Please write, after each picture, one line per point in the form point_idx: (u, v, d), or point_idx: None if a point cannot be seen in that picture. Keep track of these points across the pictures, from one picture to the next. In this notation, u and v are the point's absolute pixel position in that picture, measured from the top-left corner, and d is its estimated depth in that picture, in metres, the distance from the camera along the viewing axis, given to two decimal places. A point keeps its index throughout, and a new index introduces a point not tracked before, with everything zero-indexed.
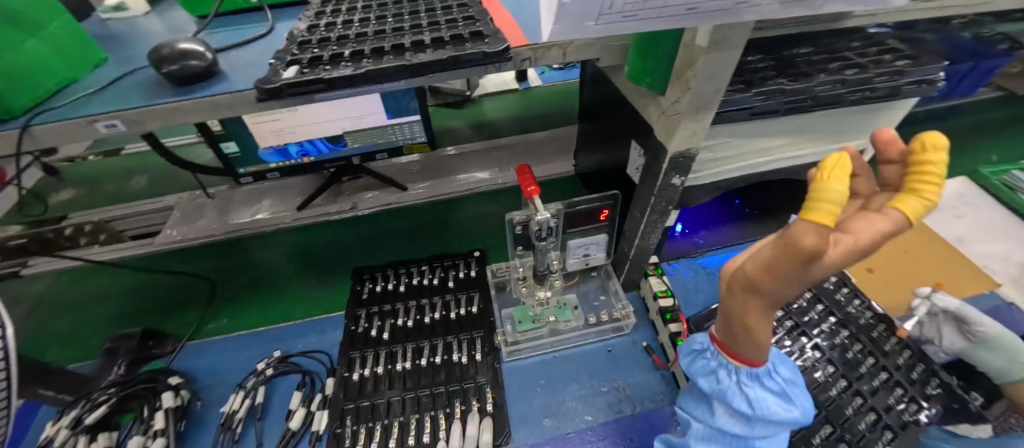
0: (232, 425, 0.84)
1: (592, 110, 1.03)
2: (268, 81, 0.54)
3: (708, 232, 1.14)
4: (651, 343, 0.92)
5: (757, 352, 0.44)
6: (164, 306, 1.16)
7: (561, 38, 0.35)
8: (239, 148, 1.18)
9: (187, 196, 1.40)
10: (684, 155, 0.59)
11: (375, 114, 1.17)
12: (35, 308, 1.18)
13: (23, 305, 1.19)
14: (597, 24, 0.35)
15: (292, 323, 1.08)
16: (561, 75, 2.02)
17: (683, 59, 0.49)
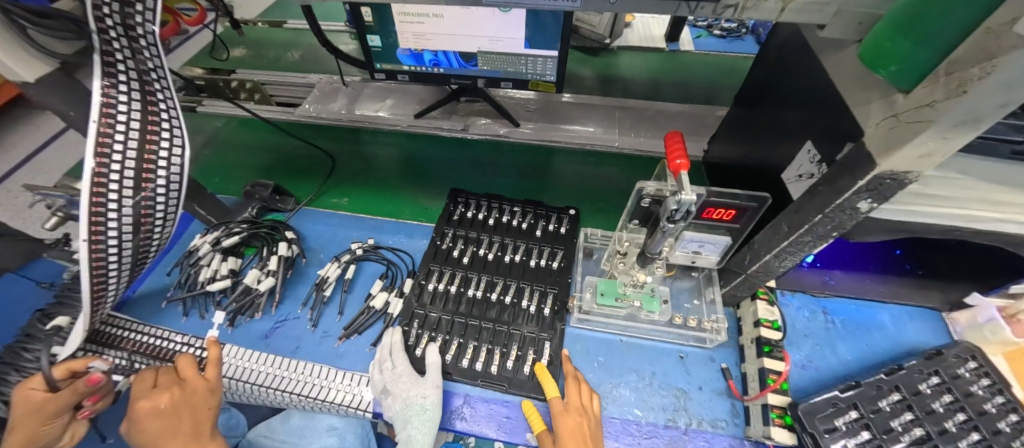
0: (324, 287, 0.96)
1: (759, 93, 0.86)
2: None
3: (845, 273, 0.95)
4: (730, 367, 0.83)
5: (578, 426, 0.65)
6: (293, 169, 1.32)
7: None
8: (380, 43, 1.20)
9: (327, 78, 1.51)
10: (894, 176, 0.46)
11: (514, 39, 1.11)
12: (210, 142, 1.42)
13: (200, 137, 1.44)
14: None
15: (388, 219, 1.16)
16: (719, 45, 1.75)
17: (975, 46, 0.35)
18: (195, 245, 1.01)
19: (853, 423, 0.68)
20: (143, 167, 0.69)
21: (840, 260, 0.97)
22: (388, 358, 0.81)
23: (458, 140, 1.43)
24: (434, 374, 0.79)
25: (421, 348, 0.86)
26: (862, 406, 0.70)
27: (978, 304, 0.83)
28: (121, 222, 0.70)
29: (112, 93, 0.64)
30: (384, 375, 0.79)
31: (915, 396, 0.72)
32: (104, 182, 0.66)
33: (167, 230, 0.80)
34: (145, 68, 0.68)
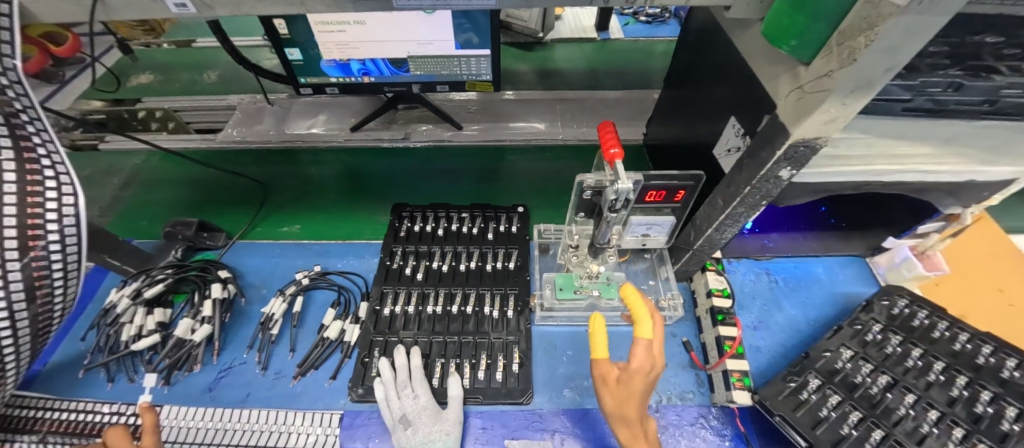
0: (270, 326, 0.88)
1: (685, 74, 0.90)
2: None
3: (781, 235, 1.02)
4: (690, 339, 0.86)
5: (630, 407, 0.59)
6: (221, 201, 1.22)
7: None
8: (302, 56, 1.13)
9: (249, 99, 1.40)
10: (807, 143, 0.49)
11: (443, 40, 1.08)
12: (131, 182, 1.27)
13: (114, 177, 1.28)
14: None
15: (334, 242, 1.10)
16: (646, 30, 1.82)
17: (856, 17, 0.37)
18: (113, 300, 0.90)
19: (818, 394, 0.72)
20: (28, 223, 0.60)
21: (775, 223, 1.04)
22: (406, 384, 0.78)
23: (401, 150, 1.38)
24: (456, 407, 0.75)
25: (438, 373, 0.81)
26: (823, 375, 0.74)
27: (894, 246, 0.92)
28: (9, 291, 0.60)
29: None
30: (403, 403, 0.76)
31: (863, 347, 0.78)
32: None
33: (71, 293, 0.70)
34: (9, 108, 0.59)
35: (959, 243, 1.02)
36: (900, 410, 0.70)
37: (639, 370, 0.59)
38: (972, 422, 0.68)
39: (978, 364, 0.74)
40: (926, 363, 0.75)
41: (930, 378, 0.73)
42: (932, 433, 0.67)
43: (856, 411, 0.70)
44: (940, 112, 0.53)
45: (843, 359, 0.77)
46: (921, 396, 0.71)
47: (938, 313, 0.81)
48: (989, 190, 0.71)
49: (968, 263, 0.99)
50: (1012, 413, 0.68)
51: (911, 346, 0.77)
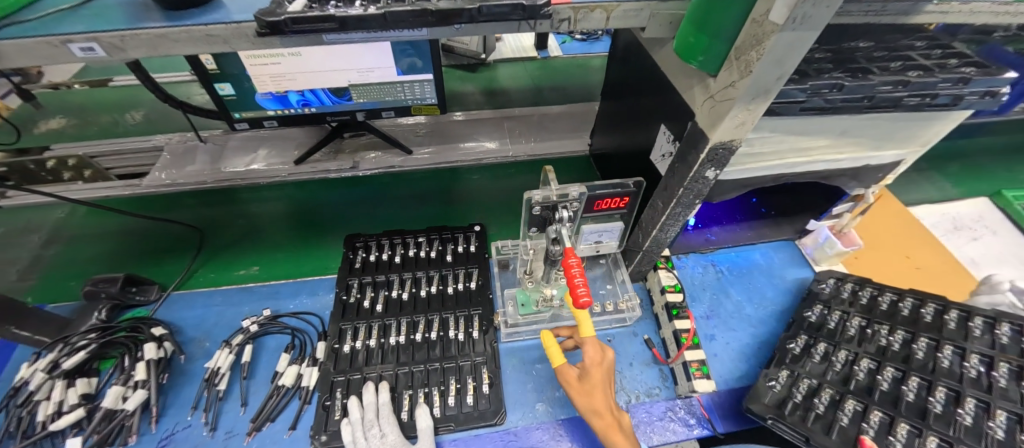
0: (216, 381, 0.82)
1: (619, 86, 0.96)
2: (272, 12, 0.47)
3: (721, 228, 1.10)
4: (651, 337, 0.90)
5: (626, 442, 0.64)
6: (151, 250, 1.12)
7: None
8: (234, 91, 1.08)
9: (178, 138, 1.31)
10: (724, 146, 0.55)
11: (383, 67, 1.07)
12: (53, 239, 1.14)
13: (35, 234, 1.15)
14: None
15: (284, 281, 1.04)
16: (582, 47, 1.91)
17: (748, 36, 0.43)
18: (25, 376, 0.79)
19: (791, 386, 0.76)
20: None
21: (715, 217, 1.11)
22: (375, 423, 0.74)
23: (350, 179, 1.35)
24: (428, 440, 0.73)
25: (406, 406, 0.79)
26: (791, 367, 0.79)
27: (816, 228, 1.02)
28: None
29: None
30: (372, 444, 0.71)
31: (814, 331, 0.85)
32: None
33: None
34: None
35: (871, 220, 1.15)
36: (866, 377, 0.75)
37: (592, 376, 0.67)
38: (925, 369, 0.74)
39: (909, 318, 0.83)
40: (870, 328, 0.82)
41: (882, 342, 0.80)
42: (902, 390, 0.72)
43: (831, 391, 0.74)
44: (832, 109, 0.60)
45: (801, 347, 0.82)
46: (878, 358, 0.77)
47: (859, 285, 0.91)
48: (884, 172, 0.82)
49: (880, 237, 1.11)
50: (950, 351, 0.75)
51: (852, 317, 0.85)
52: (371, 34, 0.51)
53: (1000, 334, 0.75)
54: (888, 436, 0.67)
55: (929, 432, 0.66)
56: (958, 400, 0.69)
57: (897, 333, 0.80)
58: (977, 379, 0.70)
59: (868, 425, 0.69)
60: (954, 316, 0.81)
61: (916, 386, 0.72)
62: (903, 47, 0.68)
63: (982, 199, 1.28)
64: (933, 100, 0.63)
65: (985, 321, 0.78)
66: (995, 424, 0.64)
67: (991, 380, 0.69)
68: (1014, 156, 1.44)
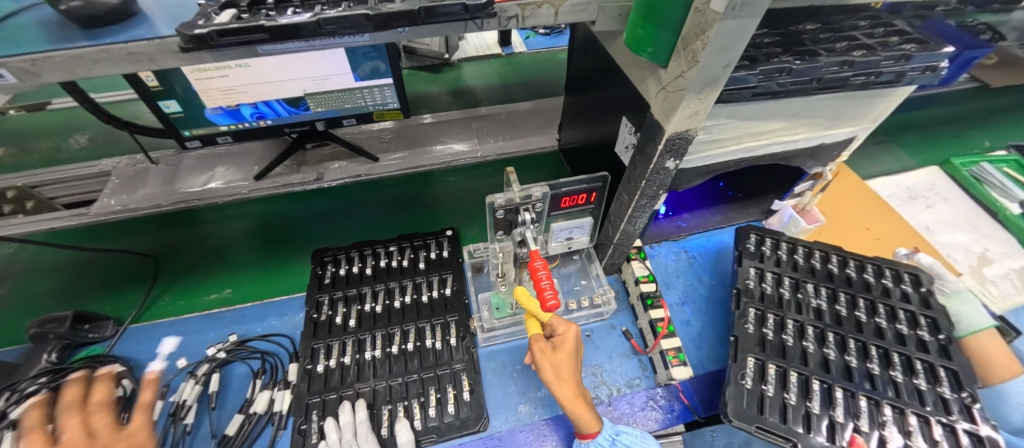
0: (182, 415, 0.78)
1: (581, 81, 0.95)
2: (196, 26, 0.44)
3: (691, 214, 1.11)
4: (629, 328, 0.90)
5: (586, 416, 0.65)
6: (104, 282, 1.05)
7: None
8: (181, 108, 1.02)
9: (126, 161, 1.24)
10: (681, 136, 0.55)
11: (339, 75, 1.04)
12: (4, 277, 1.06)
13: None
14: None
15: (251, 304, 1.00)
16: (546, 41, 1.91)
17: (693, 26, 0.43)
18: None
19: (756, 373, 0.74)
20: None
21: (685, 204, 1.13)
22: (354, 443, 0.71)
23: (316, 191, 1.30)
24: None
25: (386, 421, 0.77)
26: (758, 354, 0.77)
27: (780, 209, 1.04)
28: None
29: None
30: None
31: (757, 301, 0.85)
32: None
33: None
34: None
35: (832, 195, 1.19)
36: (816, 350, 0.78)
37: (561, 347, 0.68)
38: (852, 330, 0.81)
39: (825, 274, 0.91)
40: (800, 292, 0.87)
41: (811, 303, 0.85)
42: (846, 358, 0.77)
43: (798, 375, 0.75)
44: (783, 93, 0.61)
45: (754, 324, 0.82)
46: (817, 327, 0.82)
47: (777, 241, 0.96)
48: (839, 150, 0.84)
49: (842, 212, 1.15)
50: (862, 306, 0.85)
51: (782, 279, 0.89)
52: (309, 42, 0.49)
53: (892, 283, 0.88)
54: (855, 415, 0.70)
55: (880, 400, 0.72)
56: (889, 357, 0.77)
57: (820, 294, 0.87)
58: (889, 332, 0.81)
59: (838, 407, 0.70)
60: (855, 268, 0.91)
61: (854, 351, 0.78)
62: (847, 27, 0.70)
63: (933, 168, 1.34)
64: (878, 78, 0.64)
65: (875, 269, 0.91)
66: (918, 377, 0.74)
67: (896, 330, 0.81)
68: (959, 124, 1.51)
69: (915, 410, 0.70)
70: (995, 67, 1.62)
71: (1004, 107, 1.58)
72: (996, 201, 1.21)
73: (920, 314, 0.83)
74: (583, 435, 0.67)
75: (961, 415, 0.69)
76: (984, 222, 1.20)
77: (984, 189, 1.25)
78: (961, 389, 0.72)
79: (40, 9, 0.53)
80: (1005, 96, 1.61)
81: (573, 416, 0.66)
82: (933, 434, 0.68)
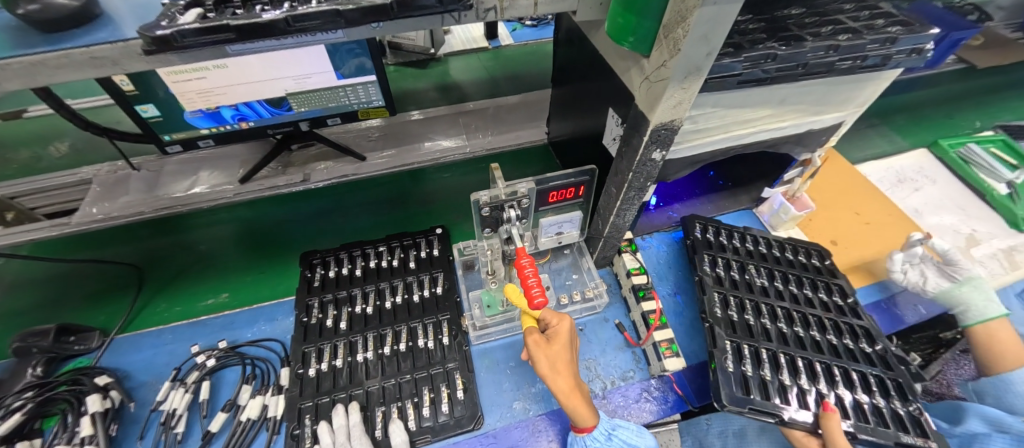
0: (173, 424, 0.77)
1: (567, 73, 0.94)
2: (160, 26, 0.43)
3: (682, 205, 1.11)
4: (622, 321, 0.90)
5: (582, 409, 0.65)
6: (90, 293, 1.03)
7: None
8: (160, 112, 0.99)
9: (105, 168, 1.21)
10: (666, 126, 0.54)
11: (321, 73, 1.01)
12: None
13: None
14: None
15: (240, 310, 0.98)
16: (533, 33, 1.88)
17: (673, 13, 0.42)
18: None
19: (732, 354, 0.75)
20: None
21: (675, 194, 1.12)
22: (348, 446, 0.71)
23: (303, 193, 1.28)
24: None
25: (381, 423, 0.76)
26: (732, 336, 0.79)
27: (770, 196, 1.04)
28: None
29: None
30: None
31: (717, 285, 0.87)
32: None
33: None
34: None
35: (821, 180, 1.19)
36: (772, 325, 0.82)
37: (557, 339, 0.67)
38: (793, 303, 0.87)
39: (763, 256, 0.95)
40: (746, 273, 0.91)
41: (756, 282, 0.90)
42: (794, 328, 0.82)
43: (766, 351, 0.77)
44: (769, 80, 0.60)
45: (720, 307, 0.84)
46: (766, 304, 0.86)
47: (717, 227, 0.99)
48: (826, 135, 0.84)
49: (831, 196, 1.15)
50: (799, 282, 0.91)
51: (729, 263, 0.92)
52: (280, 41, 0.47)
53: (812, 259, 0.96)
54: (816, 380, 0.74)
55: (829, 363, 0.77)
56: (828, 326, 0.84)
57: (760, 273, 0.92)
58: (817, 301, 0.88)
59: (802, 374, 0.75)
60: (781, 248, 0.98)
61: (799, 321, 0.84)
62: (832, 11, 0.69)
63: (921, 150, 1.35)
64: (864, 62, 0.64)
65: (803, 251, 0.98)
66: (845, 337, 0.82)
67: (820, 298, 0.88)
68: (947, 105, 1.51)
69: (855, 367, 0.77)
70: (981, 46, 1.61)
71: (991, 87, 1.59)
72: (983, 181, 1.22)
73: (831, 282, 0.91)
74: (579, 429, 0.67)
75: (880, 364, 0.78)
76: (972, 203, 1.20)
77: (972, 170, 1.25)
78: (874, 342, 0.82)
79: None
80: (991, 76, 1.62)
81: (570, 409, 0.65)
82: (870, 384, 0.75)
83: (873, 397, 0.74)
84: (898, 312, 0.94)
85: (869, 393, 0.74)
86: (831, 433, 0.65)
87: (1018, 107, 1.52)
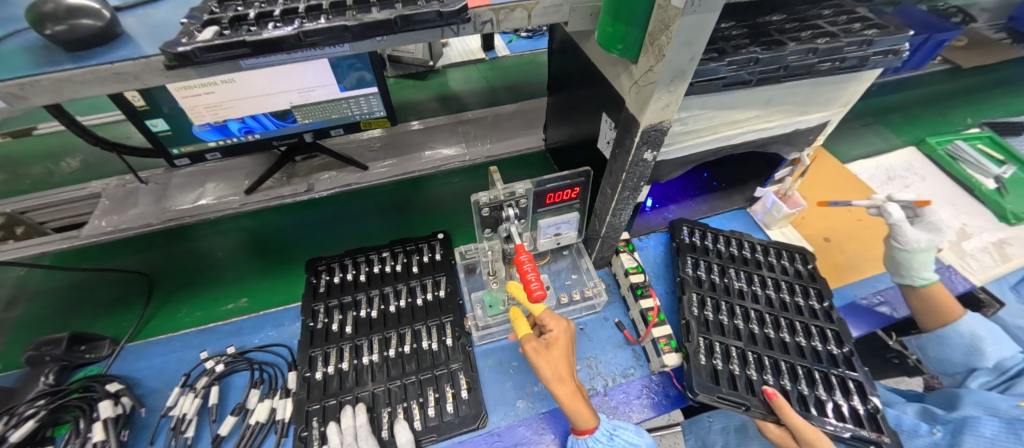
0: (183, 429, 0.79)
1: (562, 81, 0.98)
2: (180, 43, 0.46)
3: (677, 206, 1.13)
4: (621, 320, 0.92)
5: (584, 413, 0.67)
6: (99, 303, 1.05)
7: None
8: (169, 126, 1.03)
9: (115, 182, 1.24)
10: (656, 128, 0.57)
11: (324, 86, 1.05)
12: (17, 299, 1.06)
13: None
14: None
15: (247, 317, 1.00)
16: (529, 44, 1.93)
17: (657, 22, 0.46)
18: None
19: (705, 353, 0.79)
20: None
21: (670, 195, 1.15)
22: (355, 446, 0.72)
23: (307, 202, 1.31)
24: None
25: (387, 424, 0.78)
26: (705, 333, 0.82)
27: (763, 195, 1.07)
28: None
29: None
30: None
31: (697, 287, 0.91)
32: None
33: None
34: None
35: (813, 180, 1.22)
36: (744, 326, 0.85)
37: (557, 343, 0.70)
38: (767, 305, 0.89)
39: (748, 260, 0.98)
40: (727, 277, 0.93)
41: (740, 285, 0.92)
42: (764, 329, 0.84)
43: (737, 348, 0.81)
44: (753, 82, 0.63)
45: (698, 307, 0.87)
46: (741, 305, 0.88)
47: (703, 230, 1.02)
48: (813, 135, 0.87)
49: (823, 196, 1.18)
50: (785, 287, 0.93)
51: (712, 266, 0.95)
52: (291, 55, 0.51)
53: (793, 263, 0.98)
54: (780, 377, 0.77)
55: (795, 363, 0.80)
56: (809, 331, 0.85)
57: (740, 277, 0.94)
58: (790, 304, 0.90)
59: (768, 370, 0.78)
60: (764, 251, 1.00)
61: (771, 323, 0.86)
62: (811, 16, 0.73)
63: (910, 148, 1.38)
64: (843, 63, 0.67)
65: (789, 255, 1.00)
66: (814, 340, 0.84)
67: (803, 303, 0.90)
68: (933, 105, 1.55)
69: (818, 367, 0.79)
70: (964, 47, 1.66)
71: (975, 86, 1.62)
72: (972, 178, 1.25)
73: (809, 286, 0.93)
74: (579, 432, 0.68)
75: (844, 366, 0.80)
76: (962, 198, 1.23)
77: (960, 167, 1.28)
78: (842, 345, 0.83)
79: (24, 34, 0.54)
80: (977, 75, 1.66)
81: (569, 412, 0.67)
82: (831, 383, 0.77)
83: (835, 395, 0.76)
84: (878, 311, 0.94)
85: (831, 391, 0.76)
86: (790, 421, 0.68)
87: (1003, 105, 1.55)
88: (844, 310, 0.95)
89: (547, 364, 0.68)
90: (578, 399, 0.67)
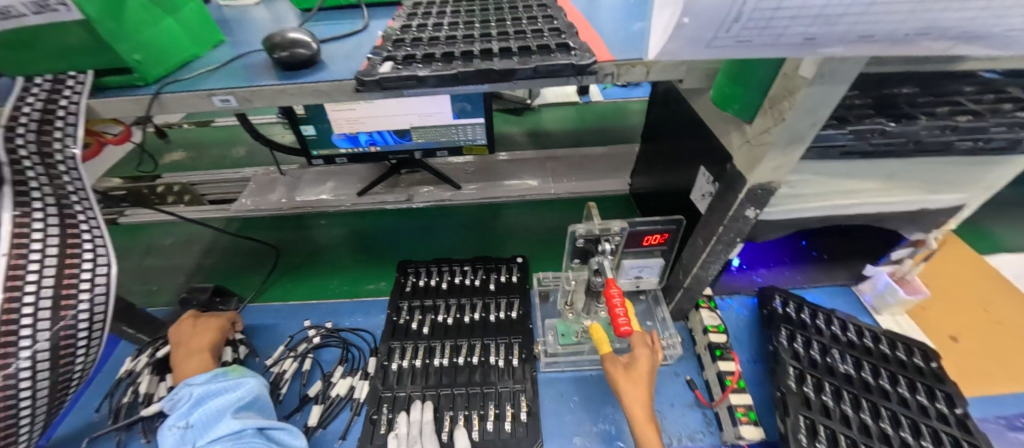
0: (279, 386, 0.90)
1: (660, 131, 1.01)
2: (366, 72, 0.59)
3: (768, 270, 1.07)
4: (693, 378, 0.88)
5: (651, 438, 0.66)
6: (235, 264, 1.26)
7: (668, 57, 0.37)
8: (315, 131, 1.24)
9: (263, 170, 1.51)
10: (764, 186, 0.58)
11: (441, 113, 1.20)
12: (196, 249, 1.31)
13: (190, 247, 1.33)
14: (705, 46, 0.35)
15: (340, 302, 1.13)
16: (623, 92, 1.99)
17: (780, 87, 0.48)
18: (130, 368, 0.93)
19: (808, 435, 0.72)
20: (64, 282, 0.70)
21: (761, 259, 1.10)
22: (418, 440, 0.77)
23: (404, 211, 1.47)
24: None
25: (447, 427, 0.81)
26: (806, 412, 0.75)
27: (874, 274, 0.97)
28: (37, 348, 0.67)
29: (25, 211, 0.67)
30: None
31: (796, 362, 0.84)
32: (16, 306, 0.65)
33: (93, 354, 0.76)
34: (58, 174, 0.70)
35: (938, 269, 1.08)
36: (855, 415, 0.76)
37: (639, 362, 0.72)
38: (882, 397, 0.79)
39: (858, 344, 0.88)
40: (830, 357, 0.85)
41: (847, 369, 0.83)
42: (882, 424, 0.75)
43: (847, 438, 0.72)
44: (875, 153, 0.61)
45: (795, 382, 0.80)
46: (850, 391, 0.80)
47: (798, 302, 0.95)
48: (942, 217, 0.79)
49: (951, 288, 1.04)
50: (904, 381, 0.81)
51: (811, 343, 0.88)
52: (442, 88, 0.61)
53: (913, 357, 0.86)
54: None
55: None
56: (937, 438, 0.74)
57: (845, 360, 0.85)
58: (912, 402, 0.78)
59: None
60: (875, 338, 0.89)
61: (888, 418, 0.76)
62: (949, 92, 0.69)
63: None
64: (988, 144, 0.62)
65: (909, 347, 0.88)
66: None
67: (934, 406, 0.77)
68: None
69: None
70: None
71: None
72: None
73: (937, 387, 0.80)
74: None
75: None
76: None
77: None
78: None
79: (251, 57, 0.74)
80: None
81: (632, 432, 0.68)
82: None
83: None
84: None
85: None
86: None
87: None
88: (981, 427, 0.81)
89: (628, 384, 0.70)
90: (650, 423, 0.67)
